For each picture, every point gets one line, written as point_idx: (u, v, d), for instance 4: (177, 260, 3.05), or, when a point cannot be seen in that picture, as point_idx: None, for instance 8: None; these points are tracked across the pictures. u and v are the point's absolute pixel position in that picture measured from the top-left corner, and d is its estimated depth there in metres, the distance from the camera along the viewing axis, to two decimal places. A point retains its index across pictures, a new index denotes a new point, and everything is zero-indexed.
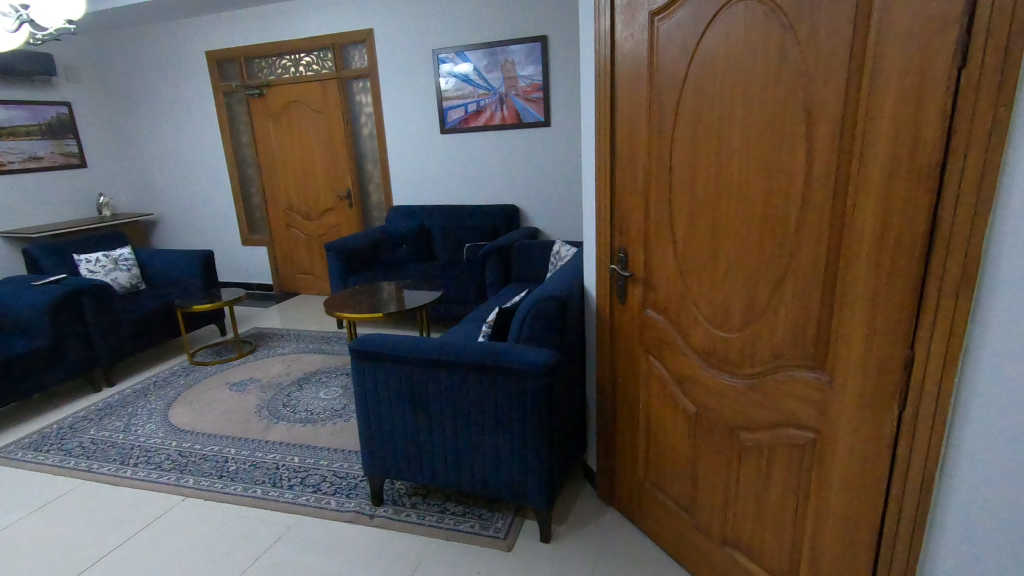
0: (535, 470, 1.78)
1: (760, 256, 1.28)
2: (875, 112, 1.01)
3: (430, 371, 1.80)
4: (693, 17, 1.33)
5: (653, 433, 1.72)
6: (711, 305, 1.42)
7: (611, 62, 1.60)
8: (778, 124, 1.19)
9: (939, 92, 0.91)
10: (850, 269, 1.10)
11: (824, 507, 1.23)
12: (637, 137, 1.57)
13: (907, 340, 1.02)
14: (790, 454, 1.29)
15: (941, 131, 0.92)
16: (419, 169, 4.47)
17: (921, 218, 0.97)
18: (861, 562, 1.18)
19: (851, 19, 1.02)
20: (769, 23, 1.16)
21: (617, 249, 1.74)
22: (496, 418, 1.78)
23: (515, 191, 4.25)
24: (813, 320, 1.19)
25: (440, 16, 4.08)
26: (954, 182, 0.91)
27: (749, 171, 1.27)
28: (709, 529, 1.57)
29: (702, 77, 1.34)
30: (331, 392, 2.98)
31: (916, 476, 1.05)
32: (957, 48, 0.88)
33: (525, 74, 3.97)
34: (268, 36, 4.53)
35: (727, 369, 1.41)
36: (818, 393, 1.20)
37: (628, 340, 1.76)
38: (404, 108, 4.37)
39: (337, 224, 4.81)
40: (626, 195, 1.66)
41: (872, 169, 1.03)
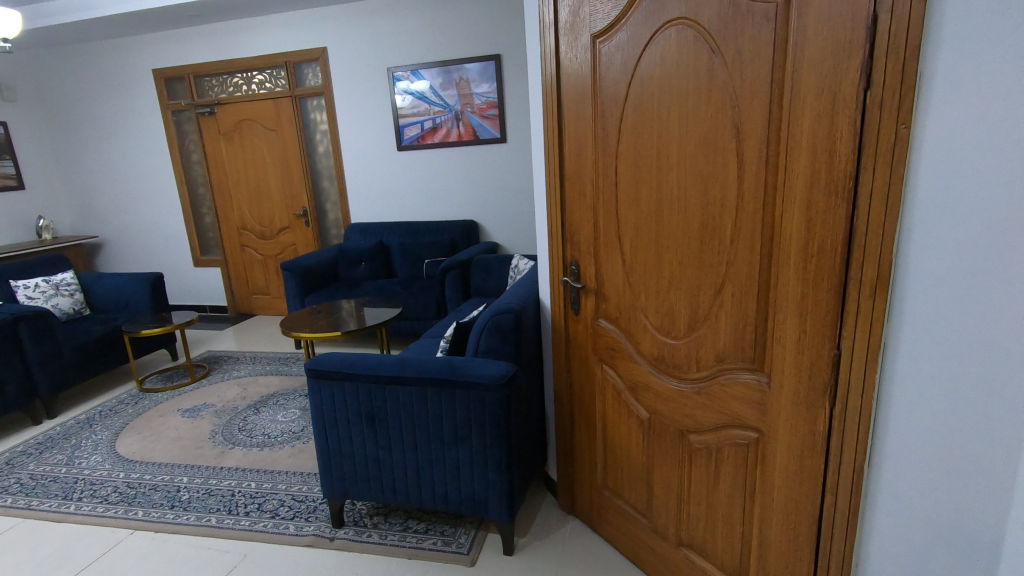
0: (495, 484, 1.79)
1: (701, 265, 1.35)
2: (794, 130, 1.09)
3: (388, 388, 1.80)
4: (631, 40, 1.40)
5: (610, 440, 1.76)
6: (658, 313, 1.48)
7: (557, 82, 1.66)
8: (710, 140, 1.26)
9: (849, 112, 1.00)
10: (781, 275, 1.17)
11: (768, 503, 1.29)
12: (583, 154, 1.63)
13: (833, 341, 1.10)
14: (736, 454, 1.35)
15: (852, 145, 1.00)
16: (377, 186, 4.46)
17: (839, 227, 1.05)
18: (804, 553, 1.24)
19: (771, 45, 1.10)
20: (698, 46, 1.24)
21: (569, 261, 1.79)
22: (456, 432, 1.78)
23: (474, 206, 4.29)
24: (750, 325, 1.26)
25: (395, 34, 4.11)
26: (865, 193, 1.00)
27: (686, 185, 1.34)
28: (665, 532, 1.61)
29: (641, 96, 1.41)
30: (288, 414, 2.92)
31: (848, 467, 1.12)
32: (862, 72, 0.97)
33: (480, 92, 4.02)
34: (218, 54, 4.47)
35: (675, 375, 1.46)
36: (757, 394, 1.26)
37: (583, 350, 1.80)
38: (361, 125, 4.36)
39: (293, 243, 4.74)
40: (575, 209, 1.71)
41: (795, 182, 1.11)
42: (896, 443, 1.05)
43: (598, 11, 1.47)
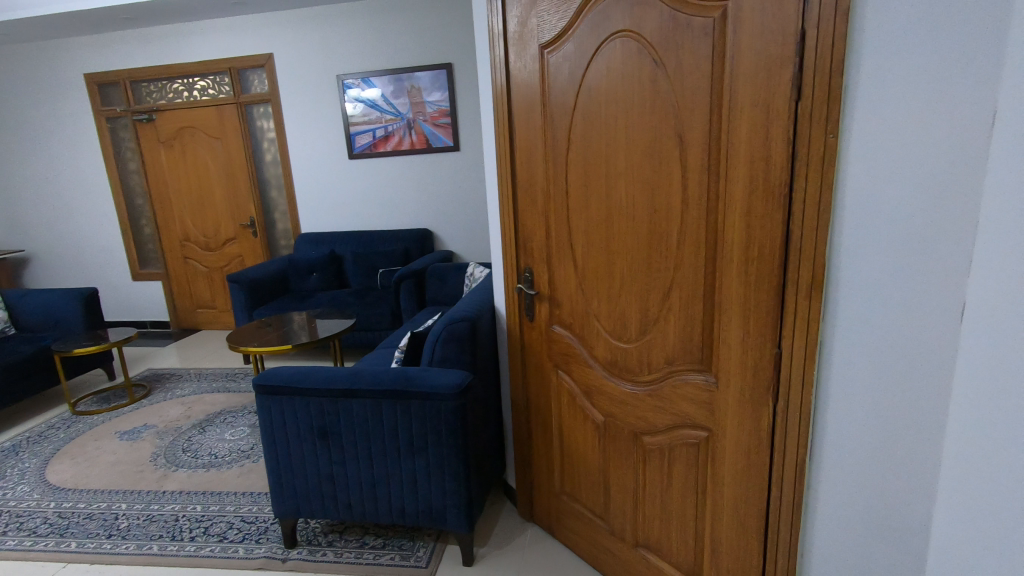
0: (453, 494, 1.78)
1: (649, 270, 1.38)
2: (733, 139, 1.14)
3: (341, 402, 1.76)
4: (578, 51, 1.43)
5: (567, 445, 1.77)
6: (610, 318, 1.51)
7: (507, 91, 1.68)
8: (655, 148, 1.30)
9: (782, 122, 1.05)
10: (724, 278, 1.21)
11: (719, 500, 1.33)
12: (534, 162, 1.65)
13: (774, 340, 1.14)
14: (688, 454, 1.38)
15: (786, 153, 1.05)
16: (328, 195, 4.37)
17: (777, 232, 1.10)
18: (753, 547, 1.28)
19: (709, 58, 1.15)
20: (641, 58, 1.28)
21: (523, 268, 1.80)
22: (412, 443, 1.76)
23: (428, 214, 4.26)
24: (698, 327, 1.29)
25: (344, 42, 4.06)
26: (799, 200, 1.05)
27: (634, 192, 1.37)
28: (622, 534, 1.63)
29: (589, 106, 1.44)
30: (237, 432, 2.80)
31: (792, 462, 1.17)
32: (792, 85, 1.02)
33: (432, 100, 4.01)
34: (157, 59, 4.30)
35: (628, 378, 1.49)
36: (706, 394, 1.30)
37: (538, 356, 1.81)
38: (310, 133, 4.27)
39: (240, 254, 4.58)
40: (527, 216, 1.73)
41: (735, 190, 1.15)
42: (834, 436, 1.11)
43: (545, 21, 1.50)
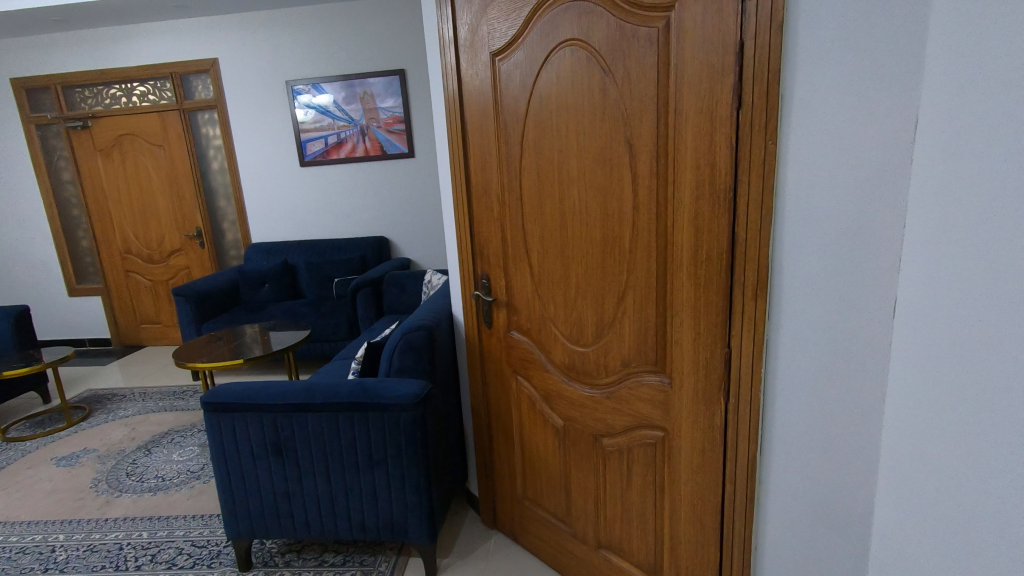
0: (414, 506, 1.75)
1: (604, 274, 1.40)
2: (679, 145, 1.17)
3: (296, 416, 1.71)
4: (528, 58, 1.44)
5: (528, 450, 1.77)
6: (567, 322, 1.52)
7: (459, 98, 1.68)
8: (606, 154, 1.32)
9: (725, 129, 1.08)
10: (675, 281, 1.24)
11: (676, 498, 1.35)
12: (488, 168, 1.65)
13: (723, 341, 1.18)
14: (646, 454, 1.41)
15: (729, 158, 1.09)
16: (279, 203, 4.26)
17: (723, 236, 1.13)
18: (709, 544, 1.31)
19: (655, 66, 1.18)
20: (590, 66, 1.30)
21: (480, 275, 1.80)
22: (371, 456, 1.72)
23: (384, 222, 4.20)
24: (652, 328, 1.32)
25: (293, 47, 3.97)
26: (743, 205, 1.09)
27: (587, 197, 1.39)
28: (584, 536, 1.65)
29: (541, 113, 1.45)
30: (186, 452, 2.68)
31: (743, 460, 1.20)
32: (733, 93, 1.06)
33: (385, 107, 3.97)
34: (92, 64, 4.10)
35: (586, 382, 1.51)
36: (661, 394, 1.33)
37: (497, 362, 1.81)
38: (259, 140, 4.16)
39: (187, 266, 4.40)
40: (483, 223, 1.73)
41: (683, 195, 1.18)
42: (783, 430, 1.15)
43: (496, 29, 1.50)
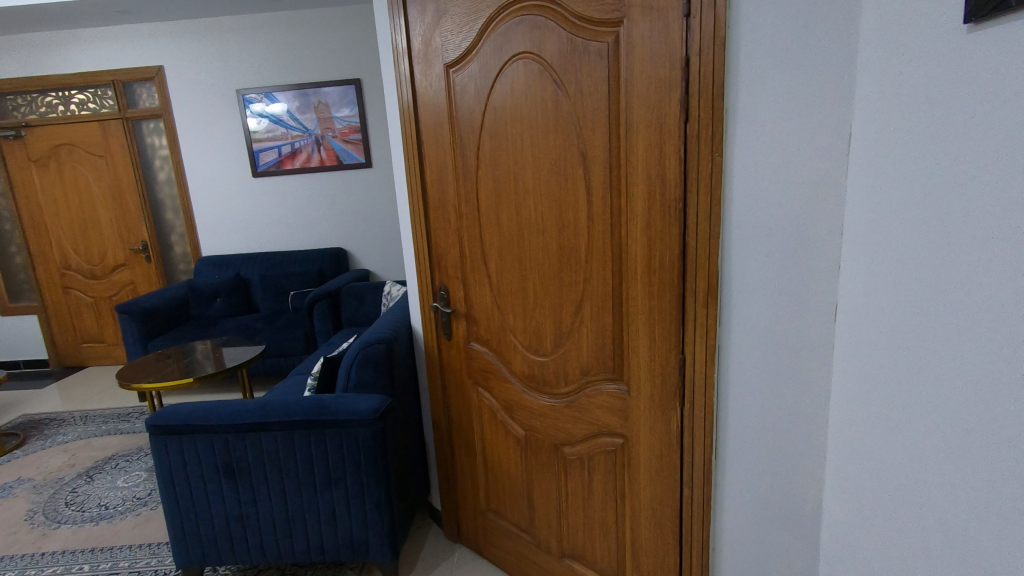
0: (375, 524, 1.71)
1: (561, 283, 1.41)
2: (631, 157, 1.19)
3: (249, 436, 1.65)
4: (482, 70, 1.45)
5: (490, 462, 1.76)
6: (526, 332, 1.53)
7: (414, 109, 1.67)
8: (561, 165, 1.34)
9: (674, 141, 1.11)
10: (630, 290, 1.26)
11: (637, 504, 1.37)
12: (445, 179, 1.65)
13: (678, 347, 1.20)
14: (606, 461, 1.42)
15: (678, 169, 1.11)
16: (231, 215, 4.13)
17: (674, 245, 1.16)
18: (669, 549, 1.33)
19: (605, 79, 1.20)
20: (543, 79, 1.32)
21: (438, 286, 1.79)
22: (328, 474, 1.68)
23: (341, 233, 4.13)
24: (609, 337, 1.34)
25: (243, 55, 3.87)
26: (692, 216, 1.12)
27: (543, 208, 1.40)
28: (548, 546, 1.65)
29: (496, 125, 1.46)
30: (132, 478, 2.55)
31: (699, 465, 1.22)
32: (680, 107, 1.08)
33: (341, 116, 3.91)
34: (27, 71, 3.92)
35: (547, 391, 1.51)
36: (620, 402, 1.34)
37: (457, 374, 1.80)
38: (209, 150, 4.03)
39: (132, 281, 4.21)
40: (440, 234, 1.72)
41: (636, 206, 1.20)
42: (736, 433, 1.18)
43: (449, 41, 1.51)
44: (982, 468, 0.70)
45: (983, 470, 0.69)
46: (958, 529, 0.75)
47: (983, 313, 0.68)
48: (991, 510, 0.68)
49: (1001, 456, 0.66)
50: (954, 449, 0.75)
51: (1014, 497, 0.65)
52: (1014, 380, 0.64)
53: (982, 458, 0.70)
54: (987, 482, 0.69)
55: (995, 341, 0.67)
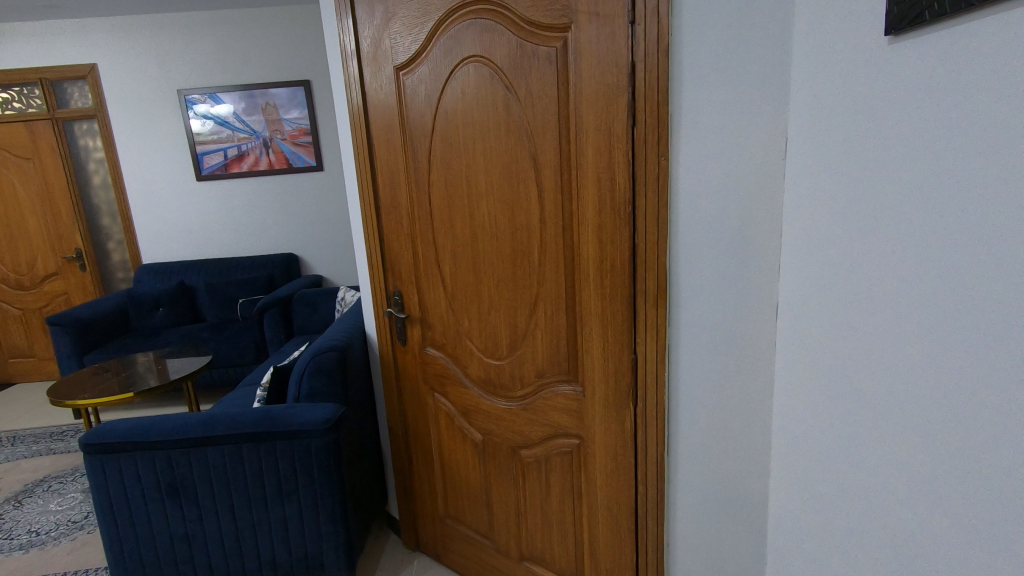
0: (330, 537, 1.66)
1: (515, 286, 1.42)
2: (581, 161, 1.20)
3: (193, 451, 1.58)
4: (433, 73, 1.44)
5: (448, 467, 1.75)
6: (481, 335, 1.52)
7: (364, 112, 1.64)
8: (513, 169, 1.34)
9: (622, 145, 1.12)
10: (583, 293, 1.28)
11: (594, 504, 1.38)
12: (397, 184, 1.62)
13: (630, 347, 1.22)
14: (563, 462, 1.43)
15: (627, 173, 1.13)
16: (173, 220, 3.96)
17: (625, 247, 1.17)
18: (626, 547, 1.34)
19: (555, 83, 1.21)
20: (494, 83, 1.32)
21: (392, 291, 1.76)
22: (280, 488, 1.62)
23: (292, 238, 4.01)
24: (563, 338, 1.35)
25: (185, 54, 3.72)
26: (641, 218, 1.14)
27: (496, 211, 1.40)
28: (507, 550, 1.64)
29: (447, 128, 1.45)
30: (66, 501, 2.40)
31: (653, 463, 1.24)
32: (627, 112, 1.10)
33: (290, 118, 3.80)
34: None
35: (503, 395, 1.51)
36: (575, 403, 1.35)
37: (413, 380, 1.78)
38: (149, 153, 3.86)
39: (65, 291, 3.97)
40: (393, 239, 1.70)
41: (587, 208, 1.22)
42: (686, 429, 1.21)
43: (398, 43, 1.49)
44: (919, 460, 0.73)
45: (920, 461, 0.72)
46: (900, 520, 0.78)
47: (916, 308, 0.72)
48: (925, 499, 0.72)
49: (936, 447, 0.69)
50: (892, 441, 0.78)
51: (950, 486, 0.68)
52: (946, 373, 0.67)
53: (918, 449, 0.73)
54: (924, 472, 0.72)
55: (928, 335, 0.70)
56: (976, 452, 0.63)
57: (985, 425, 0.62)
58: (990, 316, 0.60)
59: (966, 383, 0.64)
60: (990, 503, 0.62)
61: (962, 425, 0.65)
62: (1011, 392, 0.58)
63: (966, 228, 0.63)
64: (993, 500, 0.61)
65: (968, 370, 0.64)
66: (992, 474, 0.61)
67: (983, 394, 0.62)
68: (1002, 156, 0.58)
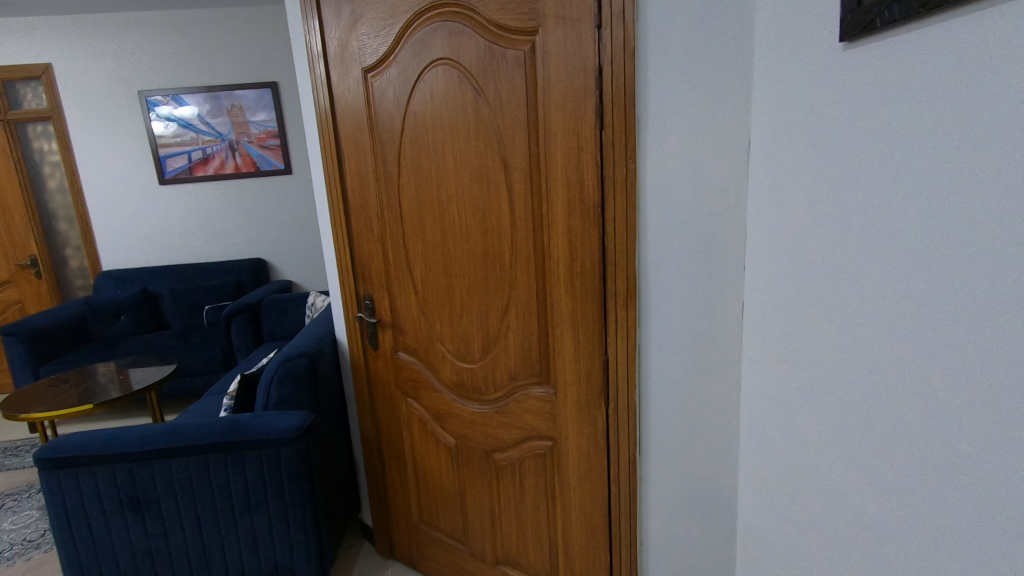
0: (301, 548, 1.63)
1: (487, 289, 1.41)
2: (551, 164, 1.21)
3: (156, 464, 1.53)
4: (401, 75, 1.42)
5: (422, 473, 1.73)
6: (453, 339, 1.52)
7: (332, 114, 1.62)
8: (483, 171, 1.34)
9: (590, 148, 1.13)
10: (554, 295, 1.28)
11: (567, 505, 1.38)
12: (366, 187, 1.61)
13: (601, 348, 1.22)
14: (537, 465, 1.43)
15: (596, 175, 1.14)
16: (135, 225, 3.84)
17: (595, 248, 1.18)
18: (600, 547, 1.35)
19: (523, 86, 1.21)
20: (463, 86, 1.32)
21: (363, 296, 1.74)
22: (248, 499, 1.58)
23: (260, 243, 3.93)
24: (535, 340, 1.35)
25: (145, 54, 3.62)
26: (610, 220, 1.15)
27: (466, 214, 1.40)
28: (482, 554, 1.64)
29: (417, 131, 1.44)
30: (21, 519, 2.30)
31: (625, 463, 1.25)
32: (595, 115, 1.11)
33: (257, 120, 3.73)
34: None
35: (476, 398, 1.50)
36: (548, 404, 1.36)
37: (385, 385, 1.76)
38: (109, 156, 3.74)
39: (20, 300, 3.83)
40: (363, 242, 1.68)
41: (557, 211, 1.22)
42: (658, 429, 1.22)
43: (366, 45, 1.47)
44: (885, 455, 0.74)
45: (884, 457, 0.74)
46: (867, 516, 0.79)
47: (879, 305, 0.74)
48: (888, 494, 0.74)
49: (900, 442, 0.71)
50: (858, 437, 0.80)
51: (916, 481, 0.69)
52: (909, 370, 0.69)
53: (883, 445, 0.75)
54: (890, 467, 0.74)
55: (891, 334, 0.72)
56: (940, 447, 0.65)
57: (950, 421, 0.63)
58: (951, 313, 0.62)
59: (929, 379, 0.66)
60: (957, 497, 0.63)
61: (928, 421, 0.66)
62: (971, 388, 0.60)
63: (925, 227, 0.65)
64: (956, 494, 0.63)
65: (930, 365, 0.66)
66: (957, 469, 0.63)
67: (945, 389, 0.63)
68: (958, 157, 0.60)
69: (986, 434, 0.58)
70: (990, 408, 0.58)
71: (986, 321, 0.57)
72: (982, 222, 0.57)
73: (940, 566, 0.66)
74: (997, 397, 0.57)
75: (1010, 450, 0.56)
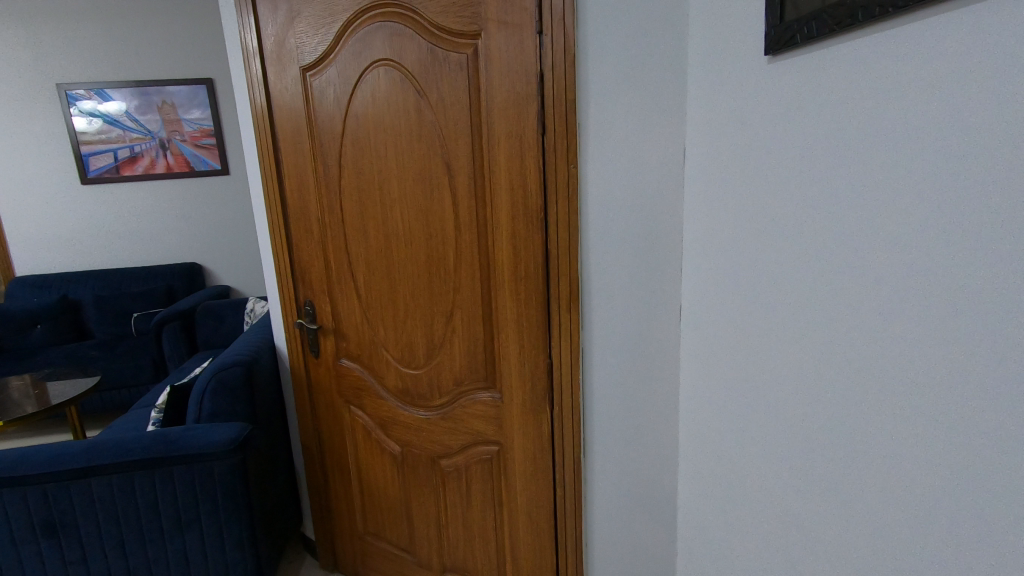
0: (237, 565, 1.56)
1: (431, 293, 1.39)
2: (494, 168, 1.20)
3: (74, 484, 1.42)
4: (341, 75, 1.39)
5: (367, 483, 1.69)
6: (397, 344, 1.49)
7: (269, 114, 1.56)
8: (426, 175, 1.32)
9: (533, 153, 1.13)
10: (499, 299, 1.27)
11: (514, 509, 1.38)
12: (306, 189, 1.56)
13: (546, 351, 1.22)
14: (483, 470, 1.42)
15: (538, 179, 1.14)
16: (54, 228, 3.59)
17: (538, 252, 1.18)
18: (547, 551, 1.35)
19: (466, 90, 1.20)
20: (405, 88, 1.30)
21: (303, 301, 1.68)
22: (177, 517, 1.49)
23: (196, 247, 3.74)
24: (481, 344, 1.34)
25: (65, 45, 3.39)
26: (552, 225, 1.15)
27: (409, 217, 1.38)
28: (429, 563, 1.61)
29: (358, 133, 1.41)
30: None
31: (572, 467, 1.26)
32: (537, 120, 1.11)
33: (190, 118, 3.55)
34: None
35: (421, 405, 1.48)
36: (493, 409, 1.35)
37: (327, 392, 1.70)
38: (25, 153, 3.48)
39: None
40: (303, 246, 1.62)
41: (500, 215, 1.22)
42: (605, 431, 1.24)
43: (305, 43, 1.43)
44: (821, 452, 0.78)
45: (813, 451, 0.79)
46: (801, 510, 0.83)
47: (810, 309, 0.77)
48: (820, 489, 0.78)
49: (830, 437, 0.76)
50: (795, 434, 0.83)
51: (850, 477, 0.73)
52: (842, 369, 0.72)
53: (813, 440, 0.79)
54: (823, 464, 0.77)
55: (820, 335, 0.76)
56: (867, 442, 0.69)
57: (878, 418, 0.67)
58: (877, 318, 0.66)
59: (863, 378, 0.69)
60: (890, 493, 0.66)
61: (855, 419, 0.71)
62: (900, 390, 0.63)
63: (852, 235, 0.69)
64: (883, 489, 0.67)
65: (863, 363, 0.69)
66: (883, 464, 0.67)
67: (870, 390, 0.68)
68: (883, 168, 0.63)
69: (913, 432, 0.62)
70: (919, 408, 0.61)
71: (909, 326, 0.62)
72: (909, 231, 0.61)
73: (871, 556, 0.70)
74: (929, 396, 0.60)
75: (942, 446, 0.59)
